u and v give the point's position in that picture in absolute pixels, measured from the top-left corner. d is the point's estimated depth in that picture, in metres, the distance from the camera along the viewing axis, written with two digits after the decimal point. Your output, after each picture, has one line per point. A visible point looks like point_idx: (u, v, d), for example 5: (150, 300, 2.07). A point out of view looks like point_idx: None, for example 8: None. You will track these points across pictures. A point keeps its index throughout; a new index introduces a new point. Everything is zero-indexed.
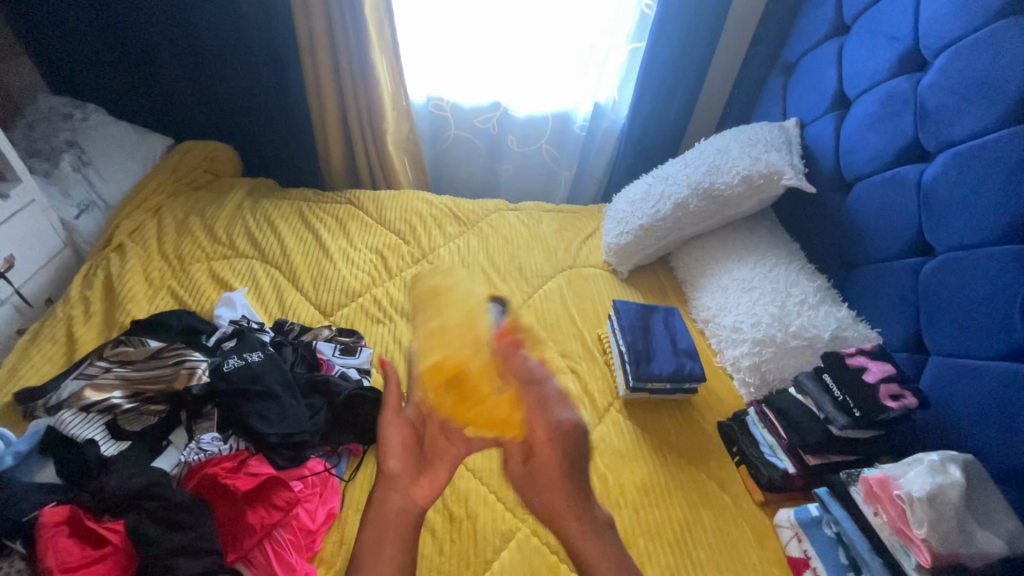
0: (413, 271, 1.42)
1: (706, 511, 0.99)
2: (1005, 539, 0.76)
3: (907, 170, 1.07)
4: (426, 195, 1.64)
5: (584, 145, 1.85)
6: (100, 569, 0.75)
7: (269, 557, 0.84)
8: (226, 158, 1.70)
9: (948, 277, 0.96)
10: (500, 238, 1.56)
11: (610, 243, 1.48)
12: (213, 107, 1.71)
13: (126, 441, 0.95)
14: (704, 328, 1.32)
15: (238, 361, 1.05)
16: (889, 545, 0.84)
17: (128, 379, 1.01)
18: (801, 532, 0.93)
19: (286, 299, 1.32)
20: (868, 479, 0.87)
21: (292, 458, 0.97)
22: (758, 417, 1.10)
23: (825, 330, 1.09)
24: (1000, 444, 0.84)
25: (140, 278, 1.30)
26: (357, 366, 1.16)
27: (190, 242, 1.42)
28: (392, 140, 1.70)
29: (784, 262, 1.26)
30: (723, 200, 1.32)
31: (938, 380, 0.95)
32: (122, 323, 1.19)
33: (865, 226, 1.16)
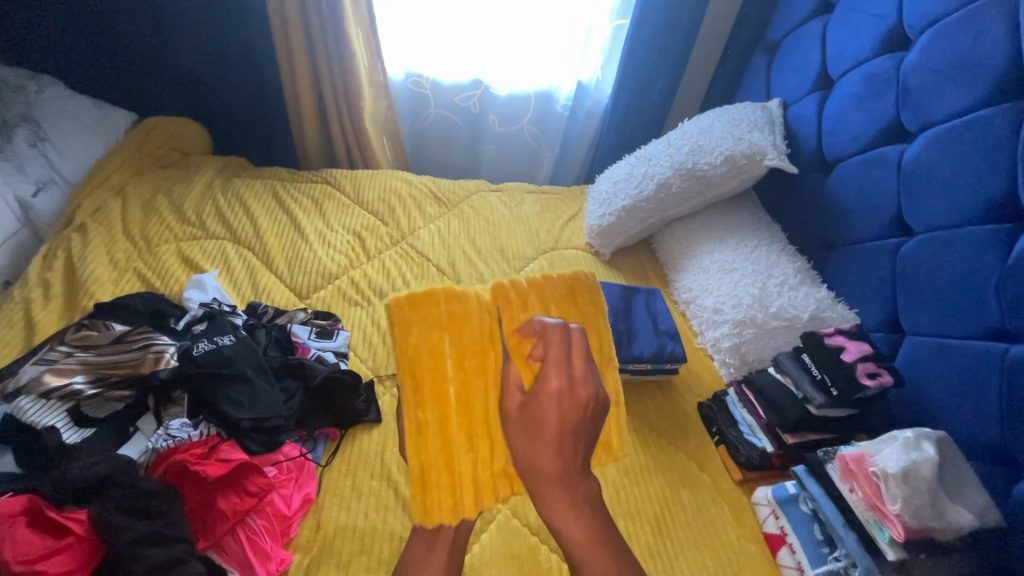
0: (392, 253, 1.39)
1: (684, 490, 1.00)
2: (975, 513, 0.78)
3: (888, 151, 1.07)
4: (406, 175, 1.60)
5: (567, 126, 1.83)
6: (62, 559, 0.71)
7: (241, 543, 0.82)
8: (195, 136, 1.63)
9: (926, 257, 0.96)
10: (482, 219, 1.53)
11: (593, 225, 1.46)
12: (180, 81, 1.63)
13: (90, 428, 0.90)
14: (685, 310, 1.32)
15: (209, 344, 1.01)
16: (864, 521, 0.85)
17: (91, 364, 0.95)
18: (778, 509, 0.94)
19: (259, 281, 1.28)
20: (845, 456, 0.87)
21: (266, 443, 0.95)
22: (738, 397, 1.11)
23: (804, 311, 1.09)
24: (973, 420, 0.85)
25: (103, 259, 1.24)
26: (334, 349, 1.13)
27: (158, 223, 1.36)
28: (370, 118, 1.65)
29: (765, 243, 1.26)
30: (705, 181, 1.31)
31: (912, 358, 0.97)
32: (85, 306, 1.14)
33: (845, 207, 1.17)
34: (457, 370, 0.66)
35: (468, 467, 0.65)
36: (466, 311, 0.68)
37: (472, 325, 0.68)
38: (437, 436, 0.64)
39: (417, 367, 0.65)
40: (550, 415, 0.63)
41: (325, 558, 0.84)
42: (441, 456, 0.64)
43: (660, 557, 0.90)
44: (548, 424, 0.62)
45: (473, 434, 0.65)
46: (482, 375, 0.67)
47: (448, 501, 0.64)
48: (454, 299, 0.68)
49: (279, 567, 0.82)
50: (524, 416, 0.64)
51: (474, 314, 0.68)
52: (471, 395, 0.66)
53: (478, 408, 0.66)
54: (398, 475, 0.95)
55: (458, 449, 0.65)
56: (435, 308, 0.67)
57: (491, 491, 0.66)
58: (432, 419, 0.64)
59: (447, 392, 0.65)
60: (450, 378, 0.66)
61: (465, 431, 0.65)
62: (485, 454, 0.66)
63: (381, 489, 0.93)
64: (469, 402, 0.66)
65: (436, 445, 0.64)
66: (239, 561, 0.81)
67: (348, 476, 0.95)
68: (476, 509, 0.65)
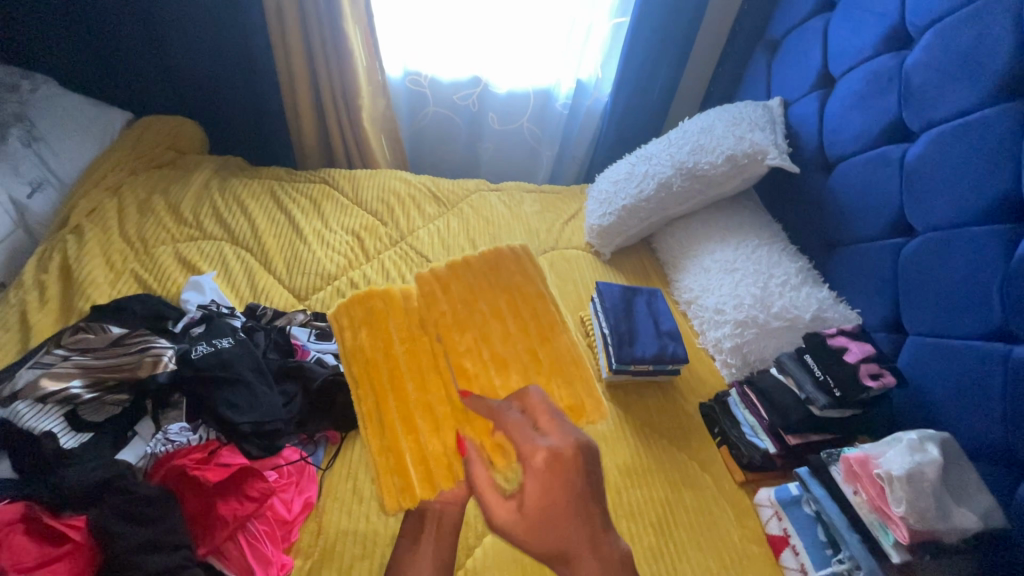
0: (391, 254, 1.38)
1: (686, 492, 1.00)
2: (979, 515, 0.78)
3: (890, 150, 1.06)
4: (404, 175, 1.59)
5: (567, 124, 1.82)
6: (62, 566, 0.70)
7: (241, 549, 0.81)
8: (192, 135, 1.62)
9: (929, 257, 0.96)
10: (481, 219, 1.52)
11: (593, 224, 1.45)
12: (176, 79, 1.61)
13: (87, 432, 0.89)
14: (686, 310, 1.32)
15: (207, 348, 1.00)
16: (868, 523, 0.84)
17: (88, 368, 0.94)
18: (781, 510, 0.94)
19: (257, 282, 1.27)
20: (848, 458, 0.87)
21: (265, 448, 0.93)
22: (740, 398, 1.11)
23: (806, 311, 1.09)
24: (977, 421, 0.85)
25: (99, 260, 1.23)
26: (334, 351, 1.12)
27: (154, 224, 1.35)
28: (369, 117, 1.64)
29: (767, 243, 1.25)
30: (706, 180, 1.30)
31: (915, 359, 0.97)
32: (81, 309, 1.12)
33: (847, 207, 1.16)
34: (405, 369, 0.85)
35: (414, 442, 0.81)
36: (394, 309, 0.91)
37: (403, 319, 0.91)
38: (377, 421, 0.83)
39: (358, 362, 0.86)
40: (531, 490, 0.81)
41: (327, 562, 0.84)
42: (390, 424, 0.82)
43: (664, 559, 0.89)
44: (534, 491, 0.81)
45: (413, 415, 0.83)
46: (413, 365, 0.86)
47: (400, 481, 0.81)
48: (377, 299, 0.92)
49: (280, 571, 0.81)
50: (518, 513, 0.82)
51: (408, 315, 0.91)
52: (411, 374, 0.85)
53: (412, 393, 0.84)
54: None
55: (399, 429, 0.82)
56: (379, 316, 0.91)
57: (444, 474, 0.81)
58: (371, 404, 0.83)
59: (385, 378, 0.85)
60: (385, 369, 0.86)
61: (405, 410, 0.83)
62: (429, 432, 0.82)
63: None
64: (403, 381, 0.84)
65: (398, 420, 0.83)
66: (239, 567, 0.80)
67: (348, 480, 0.94)
68: (430, 491, 0.81)
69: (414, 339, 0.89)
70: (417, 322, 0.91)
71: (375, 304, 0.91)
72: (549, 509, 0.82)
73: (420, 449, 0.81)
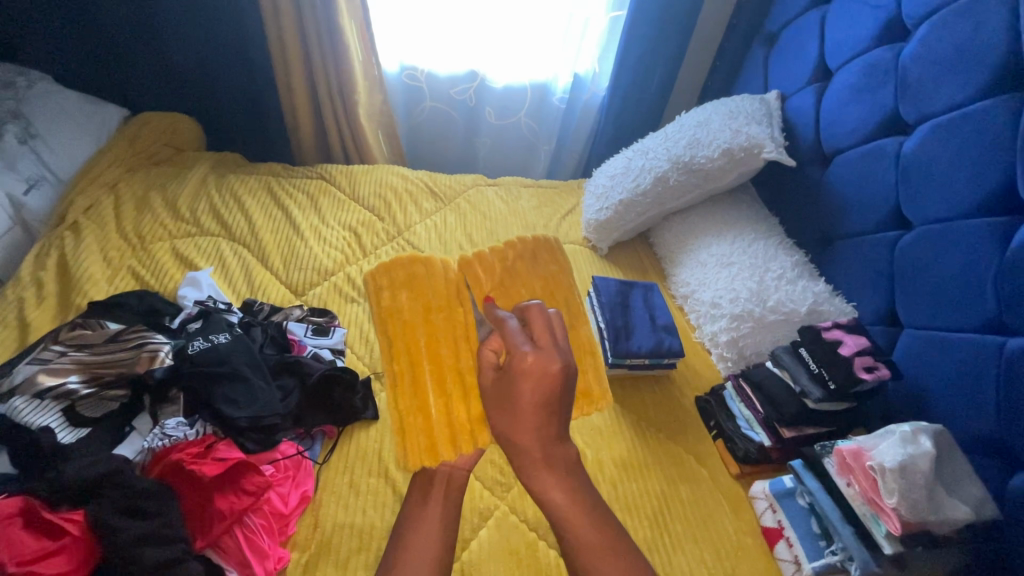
0: (388, 249, 1.39)
1: (682, 485, 1.00)
2: (971, 506, 0.78)
3: (886, 143, 1.06)
4: (402, 170, 1.59)
5: (564, 118, 1.82)
6: (59, 561, 0.71)
7: (239, 542, 0.81)
8: (189, 131, 1.61)
9: (924, 250, 0.96)
10: (479, 214, 1.53)
11: (591, 219, 1.45)
12: (173, 76, 1.61)
13: (85, 427, 0.89)
14: (683, 304, 1.32)
15: (204, 343, 1.00)
16: (860, 515, 0.85)
17: (86, 363, 0.94)
18: (775, 503, 0.93)
19: (255, 278, 1.27)
20: (842, 450, 0.87)
21: (263, 442, 0.94)
22: (735, 391, 1.11)
23: (802, 305, 1.09)
24: (971, 414, 0.85)
25: (97, 257, 1.23)
26: (331, 347, 1.13)
27: (151, 220, 1.35)
28: (365, 112, 1.64)
29: (763, 236, 1.25)
30: (703, 174, 1.30)
31: (910, 351, 0.97)
32: (79, 305, 1.13)
33: (843, 201, 1.16)
34: (437, 339, 0.77)
35: (442, 406, 0.75)
36: (431, 278, 0.81)
37: (439, 290, 0.80)
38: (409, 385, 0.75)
39: (391, 328, 0.78)
40: (522, 392, 0.67)
41: (323, 556, 0.84)
42: (421, 385, 0.75)
43: (659, 552, 0.90)
44: (522, 401, 0.67)
45: (445, 379, 0.76)
46: (450, 330, 0.78)
47: (425, 441, 0.73)
48: (420, 266, 0.81)
49: (278, 564, 0.82)
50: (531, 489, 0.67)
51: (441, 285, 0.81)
52: (442, 342, 0.77)
53: (444, 360, 0.77)
54: (396, 472, 0.95)
55: (429, 390, 0.75)
56: (412, 280, 0.80)
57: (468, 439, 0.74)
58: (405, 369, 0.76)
59: (417, 342, 0.77)
60: (421, 333, 0.77)
61: (436, 375, 0.76)
62: (457, 397, 0.76)
63: (379, 488, 0.93)
64: (437, 348, 0.77)
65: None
66: (237, 560, 0.80)
67: (345, 475, 0.95)
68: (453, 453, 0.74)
69: (452, 309, 0.80)
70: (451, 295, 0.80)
71: (405, 274, 0.80)
72: (541, 414, 0.67)
73: (446, 412, 0.75)
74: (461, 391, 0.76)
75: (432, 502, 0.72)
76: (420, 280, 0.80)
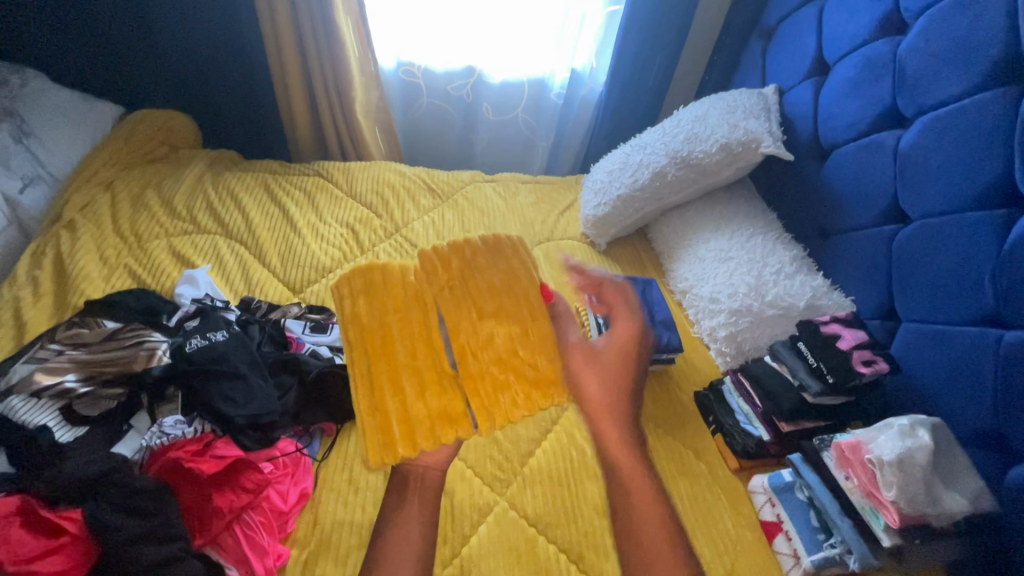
0: (386, 246, 1.38)
1: (681, 480, 1.00)
2: (970, 499, 0.79)
3: (884, 137, 1.06)
4: (399, 167, 1.59)
5: (562, 113, 1.81)
6: (56, 560, 0.71)
7: (238, 540, 0.81)
8: (185, 129, 1.61)
9: (923, 244, 0.96)
10: (476, 211, 1.52)
11: (588, 215, 1.45)
12: (168, 74, 1.60)
13: (83, 426, 0.89)
14: (681, 300, 1.32)
15: (201, 340, 1.00)
16: (859, 508, 0.85)
17: (83, 362, 0.94)
18: (775, 497, 0.94)
19: (252, 276, 1.27)
20: (840, 444, 0.87)
21: (261, 440, 0.93)
22: (734, 386, 1.10)
23: (800, 299, 1.09)
24: (968, 407, 0.86)
25: (93, 256, 1.23)
26: (329, 344, 1.13)
27: (147, 218, 1.34)
28: (362, 109, 1.63)
29: (761, 231, 1.25)
30: (701, 169, 1.30)
31: (908, 345, 0.97)
32: (76, 304, 1.12)
33: (841, 194, 1.16)
34: (397, 339, 0.81)
35: (399, 404, 0.77)
36: (387, 284, 0.86)
37: (396, 296, 0.85)
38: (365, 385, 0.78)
39: (351, 331, 0.81)
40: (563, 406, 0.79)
41: (323, 552, 0.84)
42: (379, 385, 0.77)
43: None
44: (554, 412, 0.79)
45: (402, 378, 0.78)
46: (407, 332, 0.82)
47: (383, 439, 0.75)
48: (377, 273, 0.86)
49: (277, 561, 0.81)
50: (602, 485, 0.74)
51: (399, 290, 0.85)
52: (401, 341, 0.81)
53: (401, 359, 0.80)
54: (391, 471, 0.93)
55: (385, 390, 0.77)
56: (370, 289, 0.85)
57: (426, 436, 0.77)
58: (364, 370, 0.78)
59: (376, 344, 0.80)
60: (378, 335, 0.81)
61: (390, 375, 0.78)
62: (415, 395, 0.79)
63: (377, 484, 0.93)
64: (393, 349, 0.80)
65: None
66: (236, 558, 0.80)
67: (344, 471, 0.94)
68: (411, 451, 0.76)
69: (411, 313, 0.83)
70: (409, 299, 0.85)
71: (366, 282, 0.85)
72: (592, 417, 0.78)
73: (404, 410, 0.77)
74: (422, 392, 0.79)
75: (408, 505, 0.78)
76: (380, 288, 0.85)
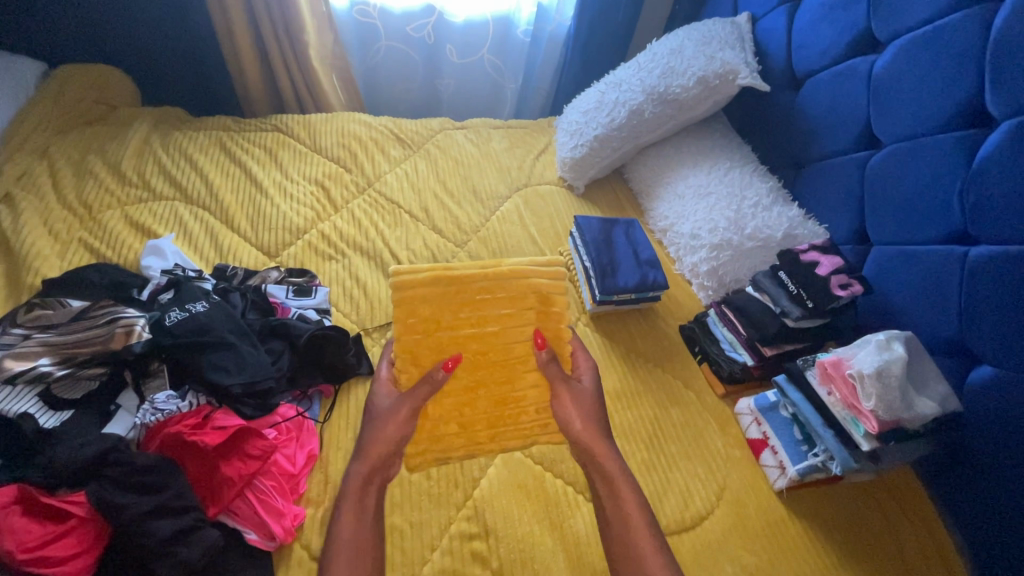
0: (360, 202, 1.34)
1: (673, 408, 1.05)
2: (937, 402, 0.85)
3: (858, 62, 1.06)
4: (363, 117, 1.52)
5: (529, 52, 1.74)
6: (67, 543, 0.69)
7: (253, 505, 0.80)
8: (121, 86, 1.46)
9: (894, 167, 0.99)
10: (450, 159, 1.48)
11: (565, 157, 1.43)
12: (93, 22, 1.43)
13: (68, 409, 0.85)
14: (662, 238, 1.34)
15: (181, 313, 0.95)
16: (841, 420, 0.91)
17: (55, 345, 0.88)
18: (760, 416, 1.00)
19: (222, 242, 1.21)
20: (823, 362, 0.93)
21: (260, 407, 0.91)
22: (719, 317, 1.15)
23: (778, 230, 1.13)
24: (935, 319, 0.93)
25: (41, 231, 1.13)
26: (315, 307, 1.10)
27: (95, 187, 1.24)
28: (317, 56, 1.52)
29: (738, 165, 1.27)
30: (678, 105, 1.28)
31: (879, 265, 1.02)
32: (32, 284, 1.04)
33: (815, 123, 1.17)
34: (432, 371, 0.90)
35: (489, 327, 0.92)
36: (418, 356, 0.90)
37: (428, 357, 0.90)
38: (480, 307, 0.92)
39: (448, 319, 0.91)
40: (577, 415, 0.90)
41: None
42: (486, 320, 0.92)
43: (656, 470, 0.96)
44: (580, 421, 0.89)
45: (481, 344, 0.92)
46: (480, 348, 0.92)
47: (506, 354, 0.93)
48: (410, 317, 0.89)
49: (294, 521, 0.82)
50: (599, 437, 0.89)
51: (525, 286, 0.93)
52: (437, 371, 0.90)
53: (473, 330, 0.92)
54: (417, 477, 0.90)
55: (473, 342, 0.92)
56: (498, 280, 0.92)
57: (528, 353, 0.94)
58: (472, 342, 0.92)
59: (460, 321, 0.91)
60: (455, 330, 0.91)
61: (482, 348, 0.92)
62: (497, 355, 0.93)
63: None
64: (467, 337, 0.91)
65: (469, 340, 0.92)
66: (253, 522, 0.80)
67: (349, 429, 0.95)
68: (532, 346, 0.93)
69: (474, 356, 0.92)
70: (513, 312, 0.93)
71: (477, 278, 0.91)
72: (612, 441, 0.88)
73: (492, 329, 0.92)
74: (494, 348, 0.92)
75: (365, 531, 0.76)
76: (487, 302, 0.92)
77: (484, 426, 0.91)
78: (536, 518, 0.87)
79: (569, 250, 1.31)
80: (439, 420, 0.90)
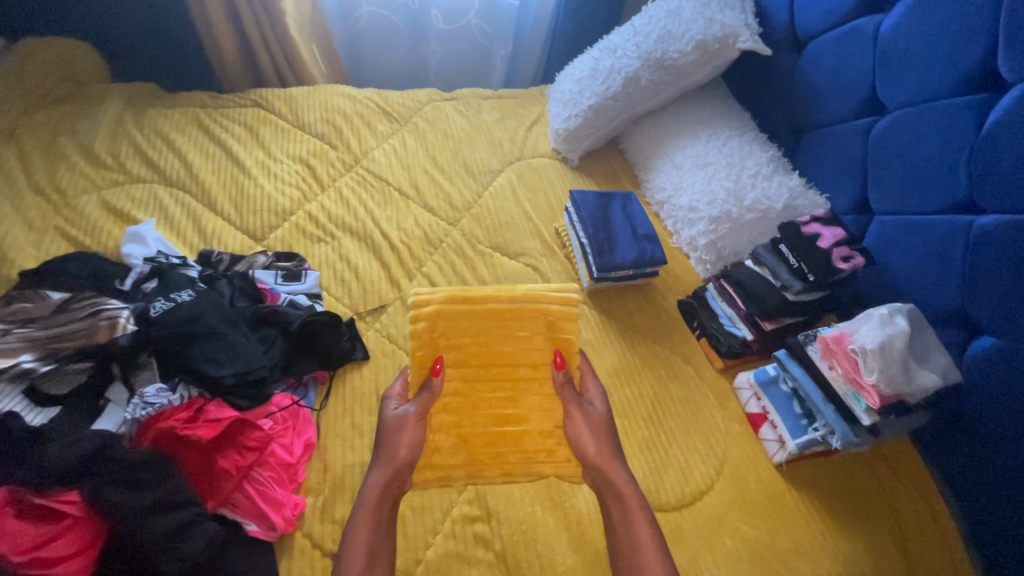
0: (347, 181, 1.30)
1: (672, 384, 1.05)
2: (938, 374, 0.85)
3: (865, 23, 1.02)
4: (347, 90, 1.45)
5: (518, 17, 1.66)
6: (66, 542, 0.68)
7: (253, 497, 0.79)
8: (89, 61, 1.38)
9: (900, 135, 0.96)
10: (439, 133, 1.43)
11: (559, 129, 1.38)
12: None
13: (55, 406, 0.83)
14: (659, 211, 1.31)
15: (166, 303, 0.91)
16: (841, 395, 0.91)
17: (36, 339, 0.86)
18: (760, 391, 1.00)
19: (205, 226, 1.16)
20: (825, 338, 0.91)
21: (255, 398, 0.88)
22: (717, 292, 1.13)
23: (778, 201, 1.11)
24: (938, 290, 0.92)
25: (13, 219, 1.08)
26: (305, 292, 1.07)
27: (69, 171, 1.18)
28: (296, 24, 1.44)
29: (737, 133, 1.23)
30: (675, 71, 1.23)
31: (881, 236, 1.00)
32: (8, 275, 1.00)
33: (817, 88, 1.13)
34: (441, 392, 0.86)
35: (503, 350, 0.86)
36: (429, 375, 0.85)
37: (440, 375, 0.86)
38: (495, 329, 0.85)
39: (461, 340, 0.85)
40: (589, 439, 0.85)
41: (338, 496, 0.85)
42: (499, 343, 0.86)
43: (656, 447, 0.96)
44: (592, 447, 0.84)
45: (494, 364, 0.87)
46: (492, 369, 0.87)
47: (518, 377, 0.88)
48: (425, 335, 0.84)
49: (295, 511, 0.81)
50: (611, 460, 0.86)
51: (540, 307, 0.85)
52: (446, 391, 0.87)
53: (486, 351, 0.86)
54: None
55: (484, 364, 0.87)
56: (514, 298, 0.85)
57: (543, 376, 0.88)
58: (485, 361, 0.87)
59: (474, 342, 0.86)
60: (468, 351, 0.86)
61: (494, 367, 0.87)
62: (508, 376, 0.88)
63: None
64: (480, 357, 0.87)
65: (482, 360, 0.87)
66: (254, 513, 0.79)
67: (346, 416, 0.94)
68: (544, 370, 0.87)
69: (485, 376, 0.87)
70: (529, 333, 0.86)
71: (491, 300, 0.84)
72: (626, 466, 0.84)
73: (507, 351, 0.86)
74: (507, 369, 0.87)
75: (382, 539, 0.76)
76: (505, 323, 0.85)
77: (489, 446, 0.87)
78: (537, 499, 0.87)
79: (565, 226, 1.28)
80: (444, 437, 0.87)
